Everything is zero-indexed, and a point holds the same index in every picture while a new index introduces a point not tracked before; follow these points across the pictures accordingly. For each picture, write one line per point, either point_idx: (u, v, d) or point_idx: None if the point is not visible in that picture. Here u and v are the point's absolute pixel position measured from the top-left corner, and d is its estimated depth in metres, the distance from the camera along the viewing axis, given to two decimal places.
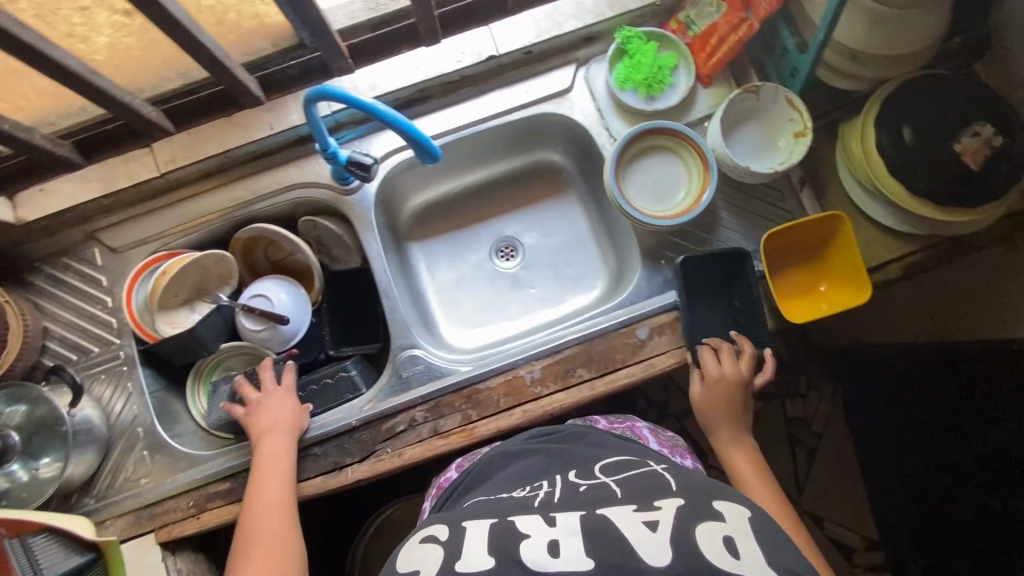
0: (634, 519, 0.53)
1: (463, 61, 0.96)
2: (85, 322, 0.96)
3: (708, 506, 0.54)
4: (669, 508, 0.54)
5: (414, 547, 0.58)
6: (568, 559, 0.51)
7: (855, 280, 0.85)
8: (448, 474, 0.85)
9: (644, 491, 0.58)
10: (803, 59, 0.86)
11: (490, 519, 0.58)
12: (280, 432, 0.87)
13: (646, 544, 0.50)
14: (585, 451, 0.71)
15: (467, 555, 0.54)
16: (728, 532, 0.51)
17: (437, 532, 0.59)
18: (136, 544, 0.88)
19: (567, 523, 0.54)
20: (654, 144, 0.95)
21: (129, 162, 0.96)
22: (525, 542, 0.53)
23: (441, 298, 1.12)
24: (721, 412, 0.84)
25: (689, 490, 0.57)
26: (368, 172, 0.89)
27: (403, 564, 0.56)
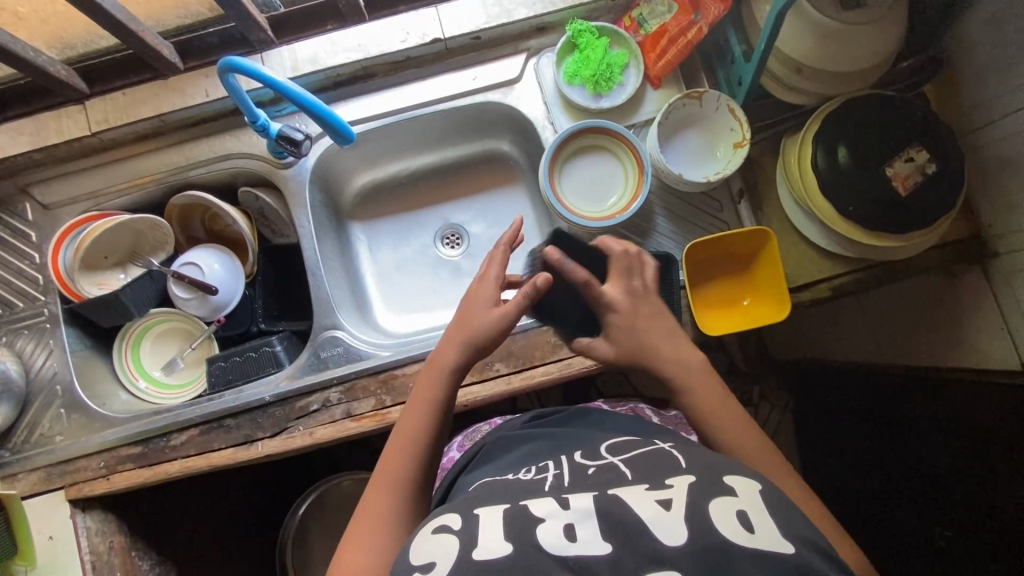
0: (646, 499, 0.50)
1: (408, 41, 0.93)
2: (11, 277, 0.96)
3: (720, 482, 0.52)
4: (681, 485, 0.51)
5: (426, 541, 0.52)
6: (585, 542, 0.47)
7: (775, 295, 0.84)
8: (450, 453, 0.88)
9: (654, 467, 0.55)
10: (747, 68, 0.85)
11: (501, 504, 0.54)
12: (459, 353, 0.70)
13: (659, 522, 0.48)
14: (592, 433, 0.69)
15: (482, 543, 0.49)
16: (742, 507, 0.49)
17: (449, 521, 0.53)
18: (46, 499, 0.89)
19: (579, 506, 0.51)
20: (595, 143, 0.93)
21: (59, 118, 0.93)
22: (540, 528, 0.49)
23: (379, 280, 1.12)
24: (648, 348, 0.69)
25: (700, 468, 0.54)
26: (299, 149, 0.88)
27: (417, 559, 0.51)
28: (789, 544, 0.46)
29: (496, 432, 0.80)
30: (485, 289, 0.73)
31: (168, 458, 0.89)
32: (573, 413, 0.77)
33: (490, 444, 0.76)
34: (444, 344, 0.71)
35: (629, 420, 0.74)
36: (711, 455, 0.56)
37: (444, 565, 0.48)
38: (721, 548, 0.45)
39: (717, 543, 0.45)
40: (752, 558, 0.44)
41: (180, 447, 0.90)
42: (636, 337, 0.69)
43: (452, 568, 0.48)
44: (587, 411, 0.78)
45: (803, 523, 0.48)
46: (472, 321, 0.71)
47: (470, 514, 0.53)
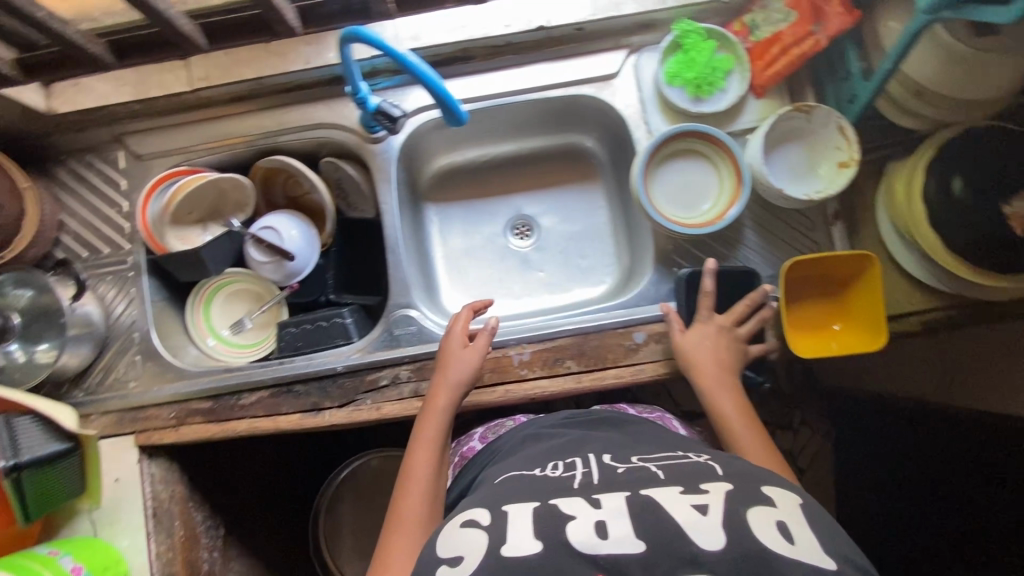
0: (682, 502, 0.52)
1: (512, 26, 0.92)
2: (99, 223, 0.98)
3: (758, 491, 0.53)
4: (718, 491, 0.53)
5: (454, 533, 0.56)
6: (617, 541, 0.49)
7: (871, 324, 0.82)
8: (471, 444, 0.88)
9: (690, 473, 0.57)
10: (866, 86, 0.82)
11: (531, 501, 0.56)
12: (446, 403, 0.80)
13: (698, 528, 0.49)
14: (619, 438, 0.70)
15: (511, 540, 0.52)
16: (781, 518, 0.50)
17: (476, 517, 0.57)
18: (115, 442, 0.92)
19: (614, 505, 0.53)
20: (689, 148, 0.91)
21: (162, 72, 0.94)
22: (571, 524, 0.52)
23: (447, 263, 1.12)
24: (701, 361, 0.79)
25: (738, 476, 0.55)
26: (393, 124, 0.89)
27: (445, 549, 0.54)
28: (830, 558, 0.47)
29: (517, 429, 0.81)
30: (455, 348, 0.85)
31: (237, 416, 0.91)
32: (604, 419, 0.78)
33: (509, 439, 0.79)
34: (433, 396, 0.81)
35: (658, 428, 0.75)
36: (747, 465, 0.57)
37: (473, 558, 0.52)
38: (761, 554, 0.46)
39: (755, 549, 0.47)
40: (794, 566, 0.46)
41: (249, 407, 0.91)
42: (689, 347, 0.81)
43: (480, 560, 0.51)
44: (615, 419, 0.78)
45: (847, 543, 0.49)
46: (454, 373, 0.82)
47: (498, 511, 0.56)
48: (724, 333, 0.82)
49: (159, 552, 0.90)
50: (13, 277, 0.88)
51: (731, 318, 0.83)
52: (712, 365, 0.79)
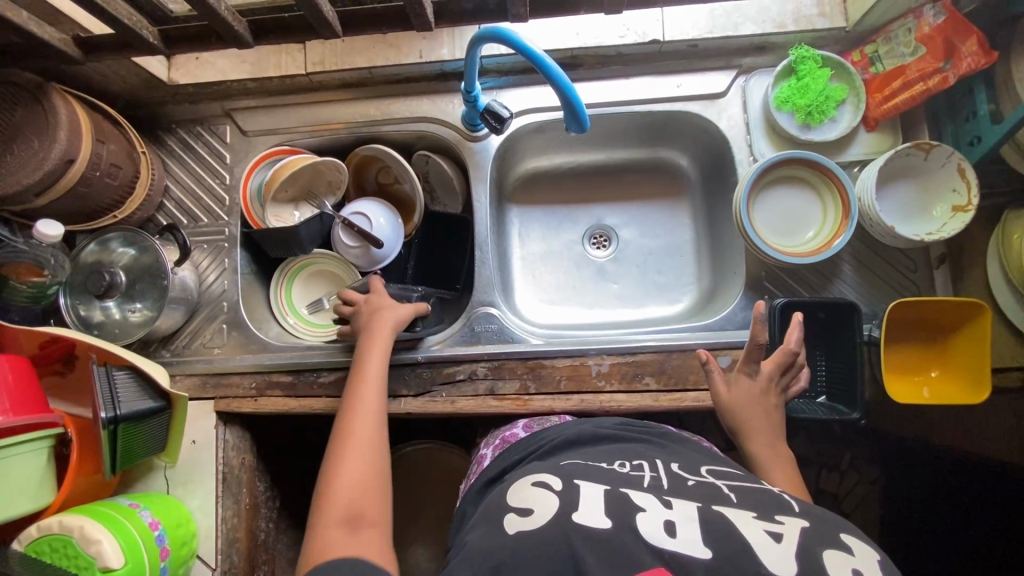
0: (754, 525, 0.50)
1: (626, 37, 0.92)
2: (201, 192, 1.02)
3: (836, 536, 0.49)
4: (792, 525, 0.50)
5: (526, 489, 0.59)
6: (683, 542, 0.49)
7: (973, 376, 0.79)
8: (515, 431, 0.84)
9: (762, 502, 0.55)
10: (995, 130, 0.79)
11: (601, 485, 0.58)
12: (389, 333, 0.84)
13: (768, 551, 0.47)
14: (685, 452, 0.68)
15: (582, 509, 0.53)
16: (856, 565, 0.46)
17: (549, 482, 0.59)
18: (197, 405, 0.95)
19: (684, 510, 0.53)
20: (793, 174, 0.89)
21: (280, 53, 0.97)
22: (639, 515, 0.52)
23: (524, 265, 1.12)
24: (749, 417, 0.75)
25: (815, 516, 0.52)
26: (501, 125, 0.88)
27: (516, 500, 0.58)
28: None
29: (565, 424, 0.78)
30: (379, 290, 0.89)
31: (315, 394, 0.93)
32: (666, 432, 0.74)
33: (562, 429, 0.76)
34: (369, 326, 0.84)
35: (704, 452, 0.69)
36: (827, 511, 0.54)
37: (543, 512, 0.54)
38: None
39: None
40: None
41: (327, 386, 0.93)
42: (737, 401, 0.76)
43: (550, 520, 0.52)
44: (683, 437, 0.73)
45: None
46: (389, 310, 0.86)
47: (570, 483, 0.59)
48: (770, 389, 0.76)
49: (225, 517, 0.93)
50: (122, 236, 0.92)
51: (775, 367, 0.76)
52: (762, 418, 0.75)
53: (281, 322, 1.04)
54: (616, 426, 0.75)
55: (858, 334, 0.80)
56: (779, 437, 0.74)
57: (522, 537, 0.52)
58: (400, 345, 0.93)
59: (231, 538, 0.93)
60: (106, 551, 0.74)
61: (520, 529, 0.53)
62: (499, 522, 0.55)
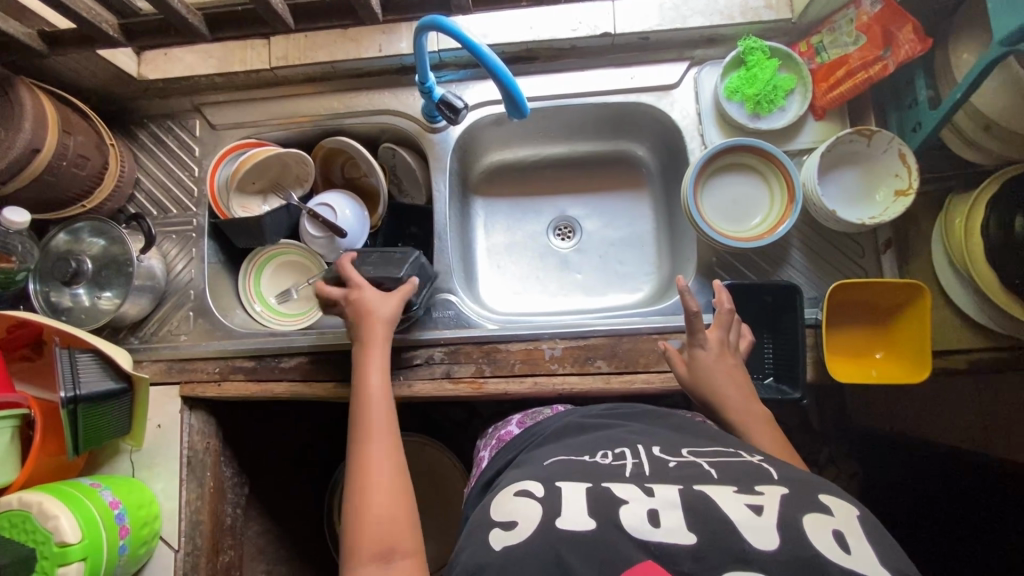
0: (735, 500, 0.51)
1: (578, 30, 0.94)
2: (171, 184, 1.05)
3: (814, 498, 0.51)
4: (772, 494, 0.52)
5: (509, 500, 0.58)
6: (669, 530, 0.50)
7: (914, 357, 0.81)
8: (511, 428, 0.89)
9: (743, 474, 0.56)
10: (933, 115, 0.81)
11: (584, 483, 0.58)
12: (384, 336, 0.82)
13: (749, 526, 0.49)
14: (646, 427, 0.69)
15: (564, 513, 0.54)
16: (836, 527, 0.49)
17: (531, 488, 0.59)
18: (162, 390, 0.97)
19: (666, 496, 0.53)
20: (741, 162, 0.91)
21: (246, 49, 1.00)
22: (623, 509, 0.53)
23: (488, 256, 1.14)
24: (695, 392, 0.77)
25: (793, 481, 0.54)
26: (456, 115, 0.91)
27: (500, 513, 0.57)
28: (887, 571, 0.46)
29: (556, 416, 0.79)
30: (370, 288, 0.84)
31: (277, 378, 0.95)
32: (647, 411, 0.74)
33: (545, 425, 0.78)
34: (363, 327, 0.82)
35: (662, 422, 0.71)
36: (806, 473, 0.56)
37: (526, 525, 0.54)
38: (814, 561, 0.45)
39: (813, 556, 0.46)
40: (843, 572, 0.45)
41: (289, 370, 0.95)
42: (712, 368, 0.76)
43: (535, 530, 0.53)
44: (643, 408, 0.75)
45: (895, 552, 0.48)
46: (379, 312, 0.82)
47: (552, 485, 0.58)
48: (727, 348, 0.77)
49: (189, 499, 0.94)
50: (89, 226, 0.95)
51: (720, 328, 0.78)
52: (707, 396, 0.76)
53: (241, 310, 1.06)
54: (602, 413, 0.75)
55: (798, 315, 0.83)
56: (732, 411, 0.74)
57: (508, 552, 0.52)
58: None
59: (195, 521, 0.94)
60: (63, 526, 0.76)
61: (506, 544, 0.53)
62: (484, 538, 0.55)
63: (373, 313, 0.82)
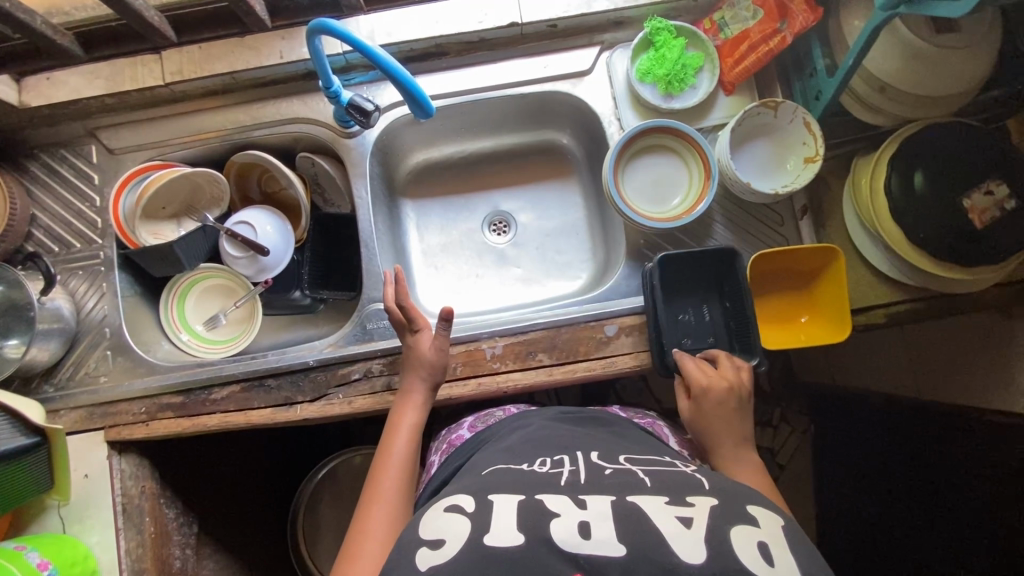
0: (667, 513, 0.53)
1: (484, 23, 0.93)
2: (71, 217, 0.97)
3: (742, 510, 0.53)
4: (702, 506, 0.54)
5: (441, 516, 0.57)
6: (599, 542, 0.50)
7: (835, 317, 0.84)
8: (460, 432, 0.88)
9: (676, 484, 0.58)
10: (830, 82, 0.84)
11: (518, 494, 0.57)
12: (421, 384, 0.83)
13: (680, 539, 0.50)
14: (606, 437, 0.72)
15: (494, 529, 0.53)
16: (762, 538, 0.51)
17: (463, 504, 0.58)
18: (86, 437, 0.91)
19: (598, 508, 0.54)
20: (662, 143, 0.92)
21: (135, 66, 0.94)
22: (554, 523, 0.52)
23: (424, 259, 1.12)
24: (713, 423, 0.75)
25: (725, 494, 0.56)
26: (368, 118, 0.88)
27: (428, 532, 0.55)
28: None
29: (508, 420, 0.81)
30: (429, 333, 0.85)
31: (208, 411, 0.90)
32: (592, 416, 0.79)
33: (497, 429, 0.79)
34: (407, 374, 0.84)
35: (611, 429, 0.75)
36: (737, 484, 0.58)
37: (454, 543, 0.53)
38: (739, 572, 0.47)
39: (733, 564, 0.48)
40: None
41: (220, 401, 0.91)
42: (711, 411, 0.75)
43: (463, 546, 0.52)
44: (606, 419, 0.78)
45: (814, 558, 0.50)
46: (425, 359, 0.83)
47: (484, 499, 0.57)
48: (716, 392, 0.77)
49: (129, 548, 0.89)
50: None
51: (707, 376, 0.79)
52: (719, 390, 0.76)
53: (160, 343, 1.00)
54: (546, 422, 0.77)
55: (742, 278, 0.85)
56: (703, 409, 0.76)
57: (435, 571, 0.50)
58: (293, 351, 0.92)
59: (138, 570, 0.89)
60: None
61: (432, 564, 0.51)
62: (410, 560, 0.53)
63: (420, 358, 0.84)
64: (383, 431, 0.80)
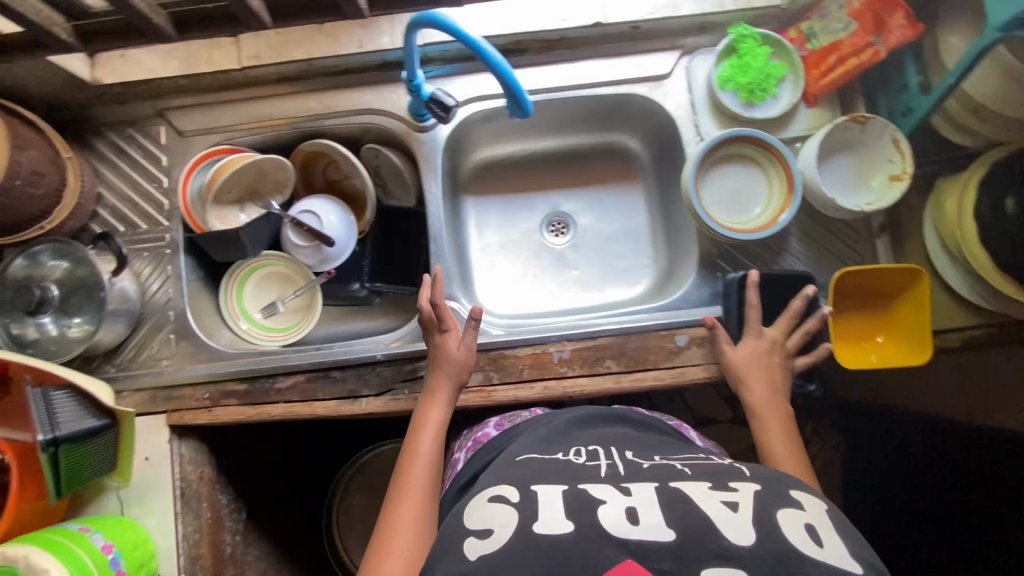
0: (712, 498, 0.52)
1: (568, 21, 0.91)
2: (137, 198, 0.97)
3: (785, 495, 0.53)
4: (746, 490, 0.53)
5: (484, 506, 0.56)
6: (648, 528, 0.49)
7: (915, 338, 0.83)
8: (488, 430, 0.85)
9: (716, 473, 0.57)
10: (924, 100, 0.82)
11: (560, 485, 0.56)
12: (449, 383, 0.81)
13: (728, 522, 0.49)
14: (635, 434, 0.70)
15: (542, 518, 0.52)
16: (809, 521, 0.50)
17: (505, 493, 0.57)
18: (148, 420, 0.91)
19: (643, 495, 0.53)
20: (740, 152, 0.91)
21: (211, 48, 0.92)
22: (602, 511, 0.52)
23: (482, 257, 1.11)
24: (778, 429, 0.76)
25: (765, 478, 0.56)
26: (447, 115, 0.86)
27: (472, 521, 0.55)
28: (857, 563, 0.47)
29: (535, 419, 0.78)
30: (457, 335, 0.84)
31: (272, 400, 0.90)
32: (621, 416, 0.75)
33: (527, 424, 0.77)
34: (434, 371, 0.83)
35: (641, 429, 0.73)
36: (775, 470, 0.57)
37: (503, 532, 0.52)
38: (789, 553, 0.46)
39: (785, 546, 0.47)
40: (819, 565, 0.45)
41: (285, 391, 0.90)
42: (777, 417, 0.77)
43: (513, 535, 0.51)
44: (629, 416, 0.75)
45: (863, 546, 0.49)
46: (456, 360, 0.82)
47: (527, 488, 0.57)
48: (777, 349, 0.82)
49: (186, 533, 0.89)
50: (52, 248, 0.87)
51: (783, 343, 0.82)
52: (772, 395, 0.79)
53: (222, 329, 1.00)
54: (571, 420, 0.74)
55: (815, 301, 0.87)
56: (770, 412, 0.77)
57: (484, 561, 0.49)
58: (357, 346, 0.92)
59: (194, 555, 0.89)
60: None
61: (481, 553, 0.50)
62: (458, 548, 0.52)
63: (449, 357, 0.82)
64: (409, 428, 0.79)
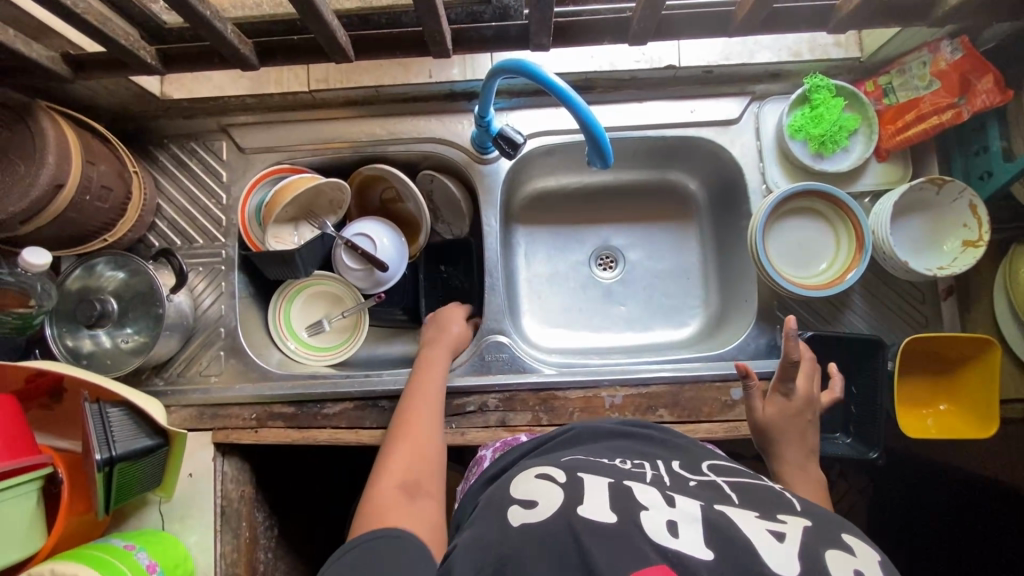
0: (756, 523, 0.47)
1: (640, 62, 0.91)
2: (195, 212, 0.97)
3: (838, 536, 0.46)
4: (795, 525, 0.48)
5: (531, 483, 0.56)
6: (687, 542, 0.45)
7: (981, 412, 0.81)
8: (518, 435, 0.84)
9: (765, 501, 0.52)
10: (1006, 168, 0.80)
11: (605, 481, 0.54)
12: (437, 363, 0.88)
13: (773, 551, 0.44)
14: (684, 446, 0.66)
15: (589, 502, 0.51)
16: (858, 567, 0.43)
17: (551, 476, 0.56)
18: (195, 437, 0.91)
19: (687, 509, 0.49)
20: (812, 206, 0.90)
21: (281, 69, 0.93)
22: (644, 513, 0.49)
23: (530, 288, 1.10)
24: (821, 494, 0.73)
25: (817, 516, 0.50)
26: (514, 151, 0.85)
27: (522, 492, 0.55)
28: None
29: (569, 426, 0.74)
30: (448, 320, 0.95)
31: (319, 425, 0.90)
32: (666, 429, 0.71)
33: (573, 431, 0.71)
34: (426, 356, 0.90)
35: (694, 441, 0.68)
36: (832, 512, 0.51)
37: (547, 506, 0.51)
38: None
39: None
40: None
41: (333, 417, 0.90)
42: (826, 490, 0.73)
43: (556, 511, 0.50)
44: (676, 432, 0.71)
45: None
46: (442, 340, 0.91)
47: (575, 476, 0.56)
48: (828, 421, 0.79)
49: (224, 552, 0.89)
50: (111, 259, 0.87)
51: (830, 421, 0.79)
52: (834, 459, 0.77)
53: (271, 348, 0.99)
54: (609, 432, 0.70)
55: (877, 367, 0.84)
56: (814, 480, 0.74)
57: (528, 529, 0.49)
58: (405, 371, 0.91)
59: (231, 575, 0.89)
60: None
61: (525, 521, 0.50)
62: (503, 514, 0.52)
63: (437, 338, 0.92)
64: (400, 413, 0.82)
